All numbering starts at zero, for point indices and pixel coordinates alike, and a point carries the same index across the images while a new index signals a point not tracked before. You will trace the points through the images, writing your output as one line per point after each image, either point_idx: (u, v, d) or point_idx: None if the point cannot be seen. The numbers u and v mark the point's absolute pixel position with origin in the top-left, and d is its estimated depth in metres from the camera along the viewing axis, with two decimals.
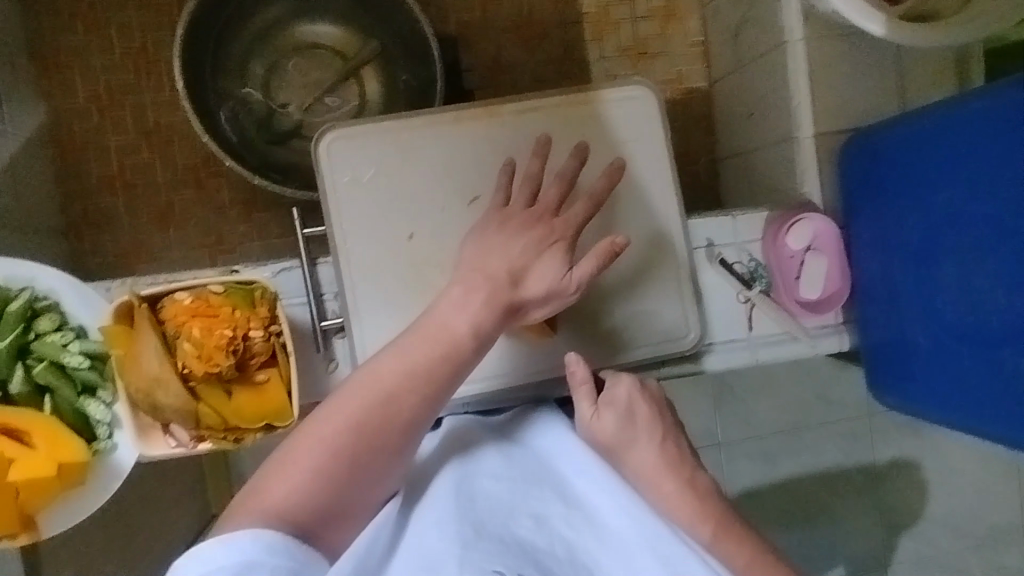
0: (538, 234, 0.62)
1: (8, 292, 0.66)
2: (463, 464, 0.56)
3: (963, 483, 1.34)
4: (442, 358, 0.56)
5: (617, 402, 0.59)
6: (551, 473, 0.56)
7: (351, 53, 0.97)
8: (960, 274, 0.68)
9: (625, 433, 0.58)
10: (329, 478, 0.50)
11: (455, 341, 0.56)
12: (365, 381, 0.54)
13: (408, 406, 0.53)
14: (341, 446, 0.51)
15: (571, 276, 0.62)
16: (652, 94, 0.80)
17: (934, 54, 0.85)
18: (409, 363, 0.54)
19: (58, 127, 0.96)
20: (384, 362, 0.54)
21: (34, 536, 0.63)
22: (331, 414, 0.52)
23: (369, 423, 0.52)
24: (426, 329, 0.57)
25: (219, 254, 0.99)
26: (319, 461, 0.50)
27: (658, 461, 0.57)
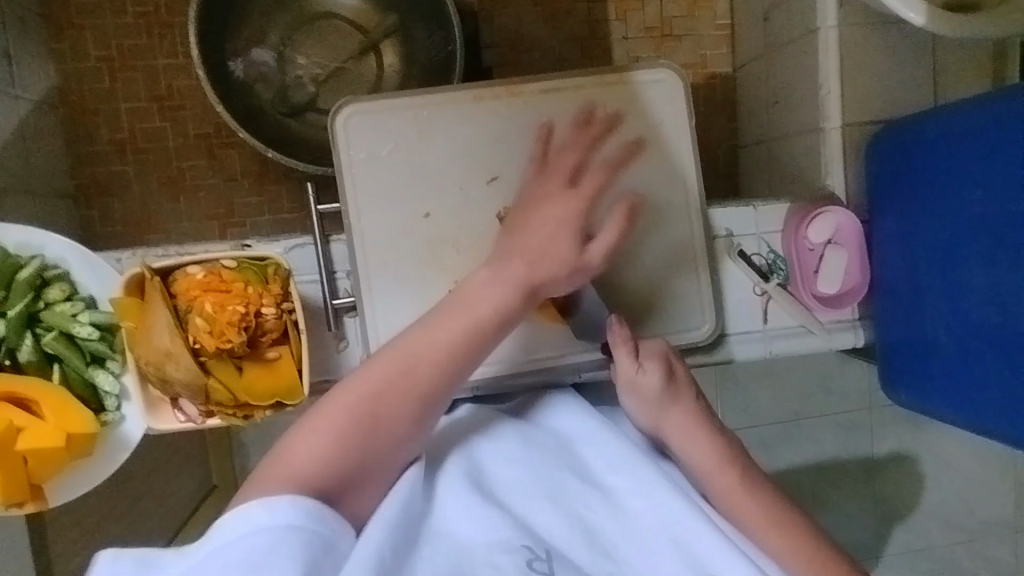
0: (564, 213, 0.64)
1: (18, 259, 0.65)
2: (489, 434, 0.59)
3: (964, 482, 1.34)
4: (467, 338, 0.56)
5: (656, 360, 0.64)
6: (569, 450, 0.58)
7: (370, 26, 0.94)
8: (990, 275, 0.67)
9: (661, 395, 0.63)
10: (351, 443, 0.51)
11: (481, 319, 0.57)
12: (396, 353, 0.55)
13: (435, 381, 0.54)
14: (367, 412, 0.52)
15: (590, 252, 0.63)
16: (679, 78, 0.78)
17: (971, 48, 0.83)
18: (438, 339, 0.55)
19: (68, 90, 0.94)
20: (415, 335, 0.55)
21: (42, 504, 0.65)
22: (358, 384, 0.53)
23: (397, 394, 0.53)
24: (455, 307, 0.57)
25: (229, 226, 0.98)
26: (345, 428, 0.51)
27: (690, 427, 0.62)
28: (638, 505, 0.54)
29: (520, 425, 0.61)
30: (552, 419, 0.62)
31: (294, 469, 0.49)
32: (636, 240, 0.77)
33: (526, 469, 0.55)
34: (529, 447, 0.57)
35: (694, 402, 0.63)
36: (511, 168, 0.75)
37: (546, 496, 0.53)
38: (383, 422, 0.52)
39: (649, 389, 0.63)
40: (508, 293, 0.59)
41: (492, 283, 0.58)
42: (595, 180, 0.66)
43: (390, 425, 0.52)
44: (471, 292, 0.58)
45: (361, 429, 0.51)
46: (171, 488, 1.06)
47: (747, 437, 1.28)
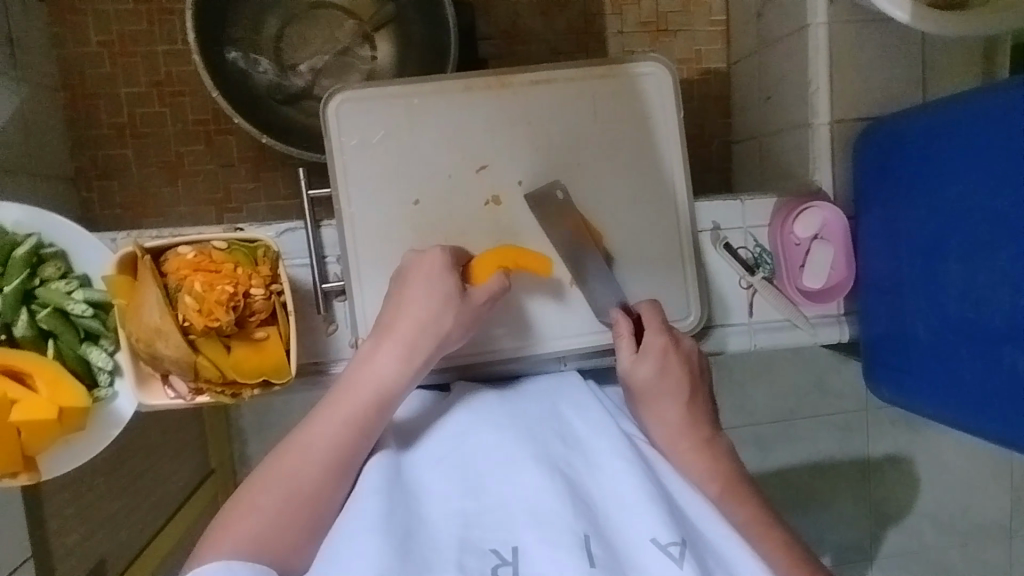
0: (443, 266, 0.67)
1: (15, 237, 0.67)
2: (474, 416, 0.64)
3: (954, 481, 1.34)
4: (404, 357, 0.63)
5: (656, 346, 0.67)
6: (558, 423, 0.62)
7: (365, 15, 0.95)
8: (967, 270, 0.68)
9: (659, 377, 0.66)
10: (311, 481, 0.56)
11: (416, 341, 0.63)
12: (346, 390, 0.60)
13: (377, 412, 0.60)
14: (322, 450, 0.57)
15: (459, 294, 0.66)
16: (668, 71, 0.79)
17: (961, 46, 0.83)
18: (377, 370, 0.61)
19: (69, 74, 0.95)
20: (355, 373, 0.61)
21: (34, 476, 0.66)
22: (313, 426, 0.58)
23: (346, 426, 0.58)
24: (398, 335, 0.63)
25: (226, 211, 0.99)
26: (302, 466, 0.56)
27: (680, 403, 0.65)
28: (615, 471, 0.57)
29: (509, 402, 0.66)
30: (543, 390, 0.68)
31: (259, 504, 0.54)
32: (622, 231, 0.78)
33: (507, 443, 0.59)
34: (515, 420, 0.62)
35: (688, 385, 0.66)
36: (500, 158, 0.76)
37: (533, 462, 0.57)
38: (335, 458, 0.57)
39: (648, 372, 0.66)
40: (439, 315, 0.65)
41: (421, 304, 0.65)
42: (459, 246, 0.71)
43: (343, 459, 0.57)
44: (405, 307, 0.65)
45: (317, 466, 0.56)
46: (167, 469, 1.07)
47: (738, 432, 1.29)
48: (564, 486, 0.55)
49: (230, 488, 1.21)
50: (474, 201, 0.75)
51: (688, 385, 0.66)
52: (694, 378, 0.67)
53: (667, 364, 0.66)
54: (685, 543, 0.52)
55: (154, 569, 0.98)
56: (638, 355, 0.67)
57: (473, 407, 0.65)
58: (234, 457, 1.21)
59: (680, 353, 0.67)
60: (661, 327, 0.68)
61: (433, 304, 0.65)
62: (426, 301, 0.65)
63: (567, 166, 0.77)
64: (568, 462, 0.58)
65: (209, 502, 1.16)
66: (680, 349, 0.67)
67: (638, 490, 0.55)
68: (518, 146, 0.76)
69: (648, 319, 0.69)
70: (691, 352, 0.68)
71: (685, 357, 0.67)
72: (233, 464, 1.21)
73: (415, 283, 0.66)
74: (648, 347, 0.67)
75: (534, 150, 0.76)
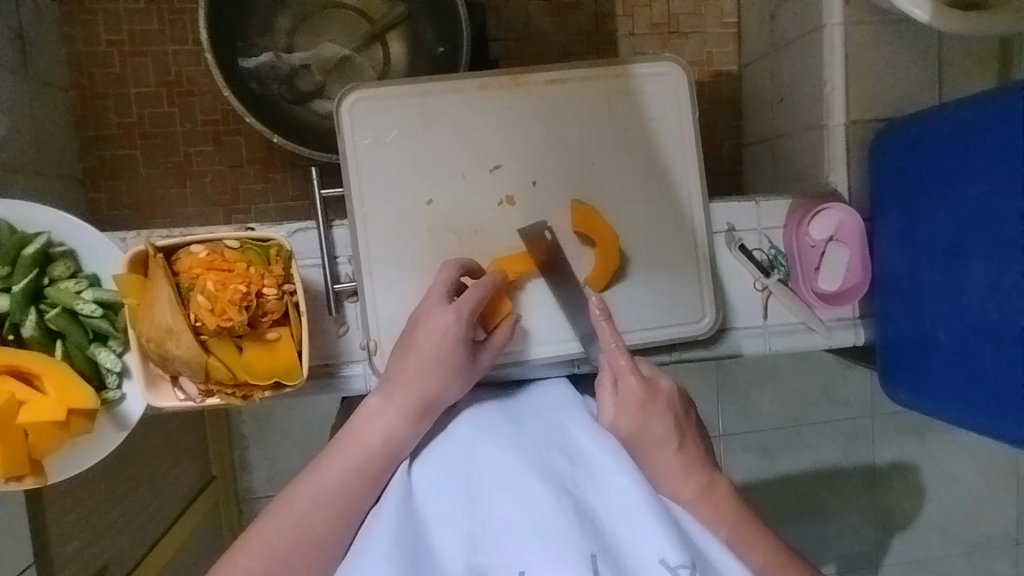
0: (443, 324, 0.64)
1: (25, 235, 0.66)
2: (478, 430, 0.61)
3: (962, 489, 1.33)
4: (413, 423, 0.62)
5: (634, 397, 0.62)
6: (559, 439, 0.60)
7: (377, 16, 0.95)
8: (991, 270, 0.67)
9: (644, 427, 0.62)
10: (317, 529, 0.57)
11: (425, 406, 0.63)
12: (343, 444, 0.61)
13: (383, 466, 0.60)
14: (328, 501, 0.58)
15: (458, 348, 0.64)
16: (683, 72, 0.78)
17: (976, 47, 0.83)
18: (382, 431, 0.61)
19: (78, 73, 0.95)
20: (361, 424, 0.61)
21: (41, 479, 0.65)
22: (319, 473, 0.59)
23: (353, 475, 0.59)
24: (396, 395, 0.62)
25: (234, 212, 0.98)
26: (307, 515, 0.57)
27: (670, 453, 0.61)
28: (617, 482, 0.54)
29: (515, 418, 0.63)
30: (551, 406, 0.65)
31: (268, 548, 0.55)
32: (636, 233, 0.77)
33: (508, 459, 0.56)
34: (519, 437, 0.59)
35: (676, 430, 0.62)
36: (514, 158, 0.75)
37: (535, 478, 0.54)
38: (341, 506, 0.58)
39: (628, 427, 0.61)
40: (448, 382, 0.64)
41: (433, 372, 0.63)
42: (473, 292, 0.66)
43: (348, 506, 0.58)
44: (410, 364, 0.63)
45: (324, 517, 0.57)
46: (169, 474, 1.06)
47: (746, 438, 1.27)
48: (570, 504, 0.52)
49: (232, 493, 1.20)
50: (487, 202, 0.75)
51: (675, 431, 0.62)
52: (683, 424, 0.64)
53: (649, 414, 0.62)
54: (694, 567, 0.49)
55: None
56: (616, 409, 0.62)
57: (476, 419, 0.64)
58: (235, 464, 1.20)
59: (662, 400, 0.63)
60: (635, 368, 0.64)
61: (446, 373, 0.64)
62: (434, 366, 0.63)
63: (581, 166, 0.76)
64: (570, 478, 0.55)
65: (211, 507, 1.15)
66: (660, 397, 0.63)
67: (641, 503, 0.52)
68: (532, 146, 0.76)
69: (618, 359, 0.64)
70: (673, 394, 0.65)
71: (668, 404, 0.63)
72: (234, 469, 1.20)
73: (422, 336, 0.64)
74: (626, 398, 0.62)
75: (548, 150, 0.76)
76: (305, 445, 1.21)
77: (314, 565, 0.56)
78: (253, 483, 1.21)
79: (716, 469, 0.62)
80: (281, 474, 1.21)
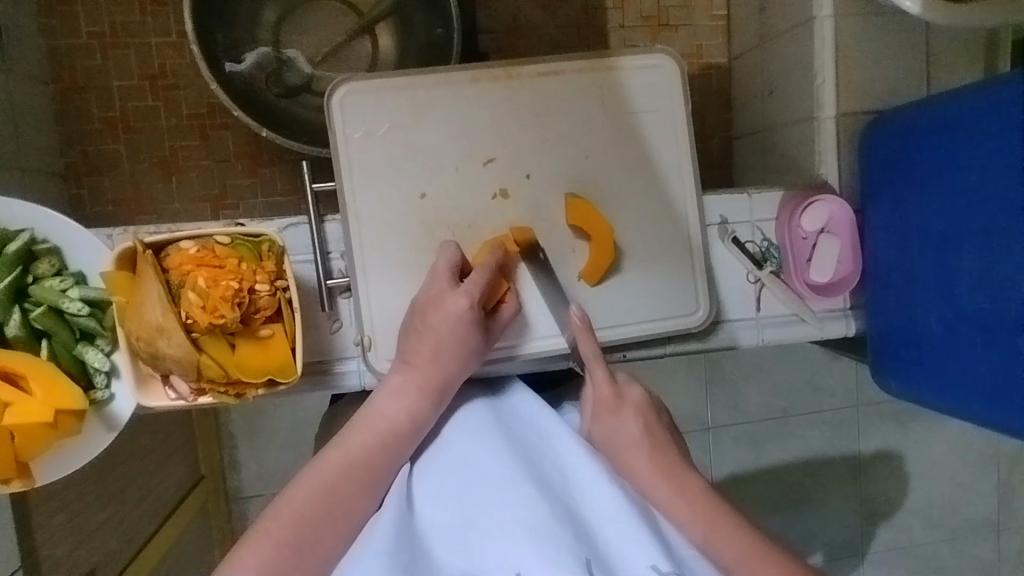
0: (457, 305, 0.63)
1: (7, 232, 0.64)
2: (467, 432, 0.61)
3: (944, 477, 1.35)
4: (436, 402, 0.62)
5: (606, 404, 0.59)
6: (542, 446, 0.60)
7: (366, 9, 0.94)
8: (982, 260, 0.67)
9: (616, 433, 0.58)
10: (345, 499, 0.56)
11: (446, 385, 0.62)
12: (351, 431, 0.59)
13: (407, 442, 0.60)
14: (357, 472, 0.57)
15: (471, 325, 0.64)
16: (676, 64, 0.78)
17: (963, 38, 0.83)
18: (406, 410, 0.60)
19: (59, 66, 0.92)
20: (384, 403, 0.60)
21: (29, 483, 0.63)
22: (341, 448, 0.58)
23: (379, 450, 0.58)
24: (417, 374, 0.61)
25: (221, 208, 0.97)
26: (335, 486, 0.56)
27: (642, 458, 0.57)
28: (606, 492, 0.55)
29: (506, 420, 0.63)
30: (533, 413, 0.64)
31: (298, 516, 0.54)
32: (630, 226, 0.77)
33: (503, 468, 0.56)
34: (510, 445, 0.59)
35: (650, 438, 0.58)
36: (507, 151, 0.75)
37: (533, 489, 0.54)
38: (367, 479, 0.57)
39: (601, 433, 0.59)
40: (466, 361, 0.63)
41: (454, 351, 0.62)
42: (481, 274, 0.65)
43: (373, 479, 0.57)
44: (428, 341, 0.62)
45: (352, 489, 0.56)
46: (157, 475, 1.04)
47: (735, 429, 1.28)
48: (567, 516, 0.53)
49: (221, 493, 1.19)
50: (480, 196, 0.74)
51: (648, 438, 0.58)
52: (652, 419, 0.59)
53: (619, 422, 0.59)
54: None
55: None
56: (592, 416, 0.60)
57: (466, 417, 0.63)
58: (224, 463, 1.19)
59: (633, 407, 0.59)
60: (609, 375, 0.60)
61: (465, 351, 0.63)
62: (455, 344, 0.63)
63: (575, 159, 0.76)
64: (553, 483, 0.56)
65: (200, 507, 1.14)
66: (629, 404, 0.59)
67: (628, 515, 0.53)
68: (525, 139, 0.75)
69: (595, 367, 0.60)
70: (644, 400, 0.60)
71: (638, 413, 0.59)
72: (223, 468, 1.19)
73: (437, 315, 0.63)
74: (599, 408, 0.60)
75: (541, 142, 0.75)
76: (294, 443, 1.20)
77: None
78: (241, 483, 1.19)
79: (691, 470, 0.57)
80: (271, 473, 1.20)
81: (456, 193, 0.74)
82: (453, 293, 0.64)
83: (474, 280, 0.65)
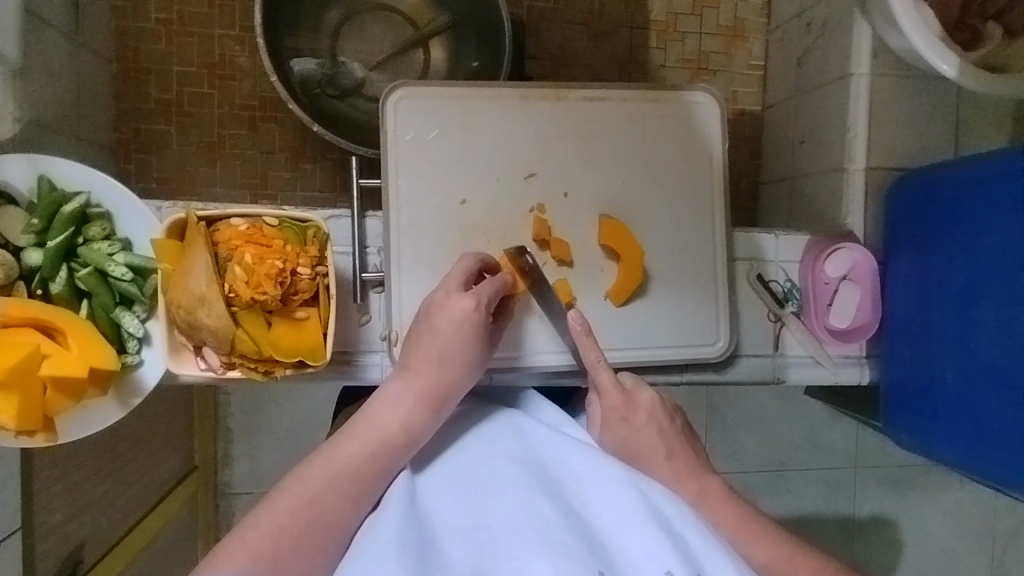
0: (462, 319, 0.63)
1: (64, 194, 0.67)
2: (484, 441, 0.61)
3: (936, 548, 1.34)
4: (434, 411, 0.61)
5: (617, 411, 0.62)
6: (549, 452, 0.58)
7: (422, 23, 0.99)
8: (1001, 317, 0.69)
9: (634, 436, 0.61)
10: (329, 510, 0.56)
11: (445, 395, 0.62)
12: (347, 434, 0.59)
13: (397, 454, 0.59)
14: (341, 486, 0.56)
15: (474, 336, 0.64)
16: (717, 103, 0.81)
17: (993, 109, 0.87)
18: (404, 421, 0.60)
19: (125, 46, 0.96)
20: (383, 413, 0.60)
21: (52, 438, 0.64)
22: (332, 462, 0.57)
23: (373, 466, 0.58)
24: (417, 384, 0.61)
25: (261, 197, 0.99)
26: (317, 498, 0.56)
27: (660, 462, 0.60)
28: (616, 497, 0.52)
29: (519, 431, 0.61)
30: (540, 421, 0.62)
31: (279, 527, 0.54)
32: (659, 252, 0.79)
33: (515, 473, 0.55)
34: (519, 452, 0.58)
35: (667, 443, 0.61)
36: (549, 168, 0.77)
37: (543, 494, 0.52)
38: (354, 491, 0.57)
39: (616, 440, 0.62)
40: (468, 372, 0.63)
41: (458, 362, 0.63)
42: (489, 287, 0.66)
43: (360, 491, 0.57)
44: (430, 348, 0.62)
45: (337, 501, 0.56)
46: (157, 456, 1.04)
47: (732, 474, 1.28)
48: (576, 523, 0.50)
49: (212, 485, 1.18)
50: (519, 208, 0.76)
51: (664, 444, 0.61)
52: (678, 443, 0.62)
53: (634, 427, 0.62)
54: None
55: (132, 556, 0.93)
56: (602, 425, 0.63)
57: (488, 431, 0.62)
58: (217, 455, 1.19)
59: (645, 412, 0.63)
60: (615, 382, 0.63)
61: (469, 361, 0.63)
62: (456, 356, 0.63)
63: (613, 183, 0.78)
64: (558, 488, 0.54)
65: (190, 497, 1.12)
66: (641, 410, 0.62)
67: (644, 514, 0.50)
68: (566, 158, 0.78)
69: (599, 372, 0.64)
70: (656, 405, 0.63)
71: (651, 416, 0.62)
72: (216, 461, 1.18)
73: (440, 324, 0.63)
74: (612, 416, 0.62)
75: (582, 164, 0.78)
76: (290, 442, 1.20)
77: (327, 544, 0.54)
78: (233, 477, 1.19)
79: (710, 472, 0.61)
80: (264, 472, 1.19)
81: (497, 206, 0.76)
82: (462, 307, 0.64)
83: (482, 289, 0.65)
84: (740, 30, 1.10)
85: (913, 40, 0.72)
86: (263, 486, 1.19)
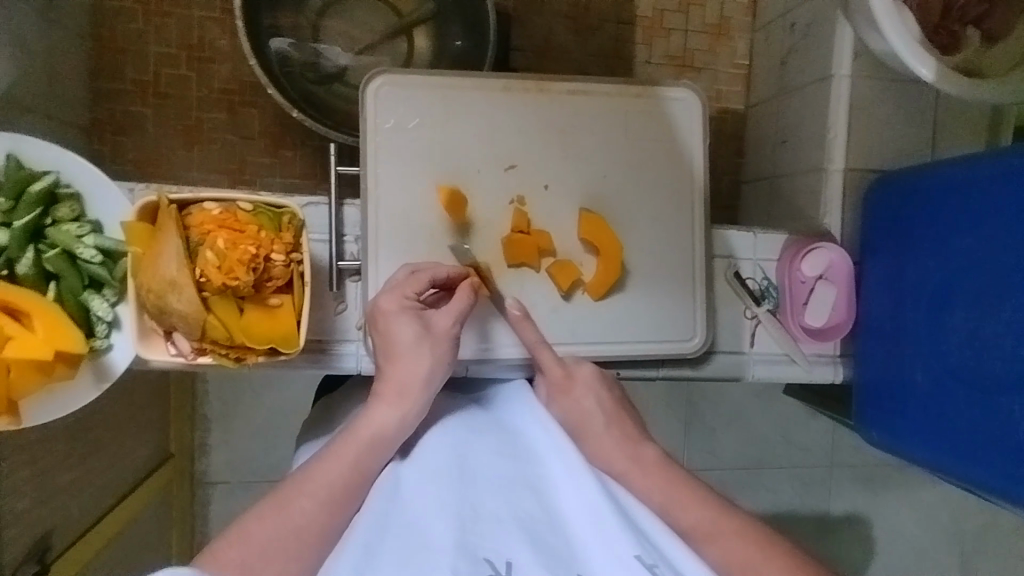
0: (400, 313, 0.63)
1: (33, 172, 0.65)
2: (468, 433, 0.59)
3: (905, 545, 1.37)
4: (394, 403, 0.59)
5: (557, 386, 0.63)
6: (529, 447, 0.57)
7: (406, 11, 0.98)
8: (972, 319, 0.70)
9: (575, 409, 0.62)
10: (296, 515, 0.53)
11: (403, 385, 0.60)
12: (333, 446, 0.57)
13: (366, 459, 0.57)
14: (311, 489, 0.54)
15: (414, 324, 0.62)
16: (699, 99, 0.82)
17: (971, 113, 0.88)
18: (378, 426, 0.58)
19: (101, 25, 0.95)
20: (358, 420, 0.58)
21: (17, 421, 0.63)
22: (313, 475, 0.55)
23: (348, 471, 0.56)
24: (378, 390, 0.60)
25: (239, 182, 0.98)
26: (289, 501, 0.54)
27: (604, 432, 0.59)
28: (584, 490, 0.51)
29: (495, 423, 0.61)
30: (514, 418, 0.61)
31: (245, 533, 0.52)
32: (638, 248, 0.79)
33: (502, 463, 0.55)
34: (498, 443, 0.57)
35: (608, 413, 0.61)
36: (530, 160, 0.77)
37: (526, 489, 0.52)
38: (321, 495, 0.55)
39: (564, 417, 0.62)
40: (419, 357, 0.61)
41: (406, 351, 0.61)
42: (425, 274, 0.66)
43: (331, 495, 0.55)
44: (381, 352, 0.62)
45: (305, 506, 0.54)
46: (130, 443, 1.03)
47: (708, 472, 1.29)
48: (551, 516, 0.50)
49: (186, 475, 1.16)
50: (499, 199, 0.76)
51: (605, 413, 0.61)
52: (618, 415, 0.61)
53: (578, 401, 0.62)
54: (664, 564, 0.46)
55: (102, 546, 0.92)
56: (549, 402, 0.64)
57: (465, 419, 0.62)
58: (193, 445, 1.17)
59: (585, 385, 0.63)
60: (557, 360, 0.64)
61: (412, 346, 0.61)
62: (403, 349, 0.61)
63: (594, 176, 0.78)
64: (537, 480, 0.53)
65: (163, 485, 1.11)
66: (580, 385, 0.63)
67: (605, 507, 0.49)
68: (549, 151, 0.78)
69: (539, 351, 0.65)
70: (595, 378, 0.64)
71: (592, 388, 0.63)
72: (191, 451, 1.17)
73: (384, 325, 0.63)
74: (555, 392, 0.63)
75: (564, 156, 0.78)
76: (266, 433, 1.19)
77: (302, 540, 0.53)
78: (208, 467, 1.18)
79: (647, 440, 0.60)
80: (239, 462, 1.18)
81: (476, 198, 0.76)
82: (393, 299, 0.63)
83: (405, 279, 0.65)
84: (725, 28, 1.10)
85: (892, 44, 0.72)
86: (238, 476, 1.18)
